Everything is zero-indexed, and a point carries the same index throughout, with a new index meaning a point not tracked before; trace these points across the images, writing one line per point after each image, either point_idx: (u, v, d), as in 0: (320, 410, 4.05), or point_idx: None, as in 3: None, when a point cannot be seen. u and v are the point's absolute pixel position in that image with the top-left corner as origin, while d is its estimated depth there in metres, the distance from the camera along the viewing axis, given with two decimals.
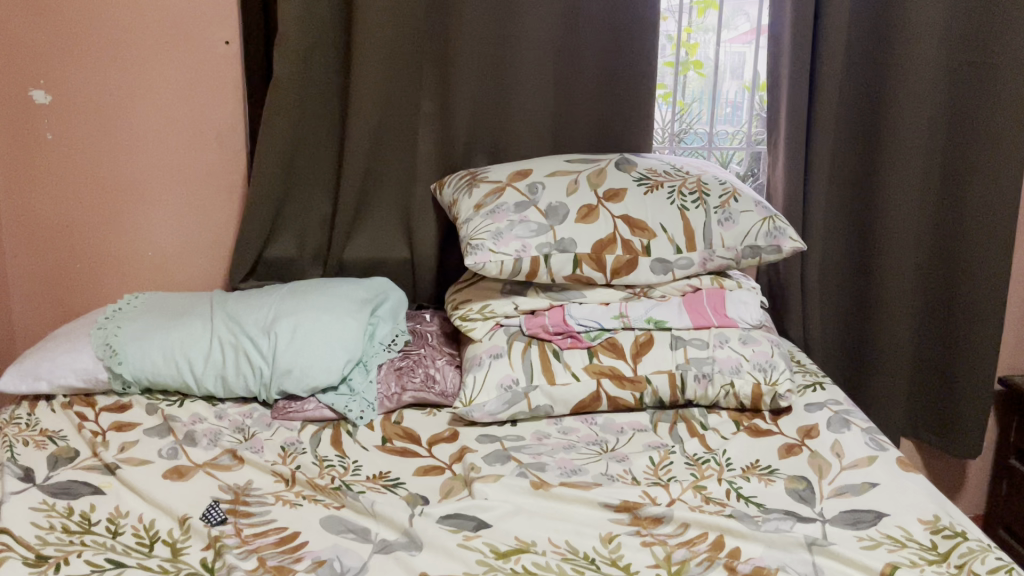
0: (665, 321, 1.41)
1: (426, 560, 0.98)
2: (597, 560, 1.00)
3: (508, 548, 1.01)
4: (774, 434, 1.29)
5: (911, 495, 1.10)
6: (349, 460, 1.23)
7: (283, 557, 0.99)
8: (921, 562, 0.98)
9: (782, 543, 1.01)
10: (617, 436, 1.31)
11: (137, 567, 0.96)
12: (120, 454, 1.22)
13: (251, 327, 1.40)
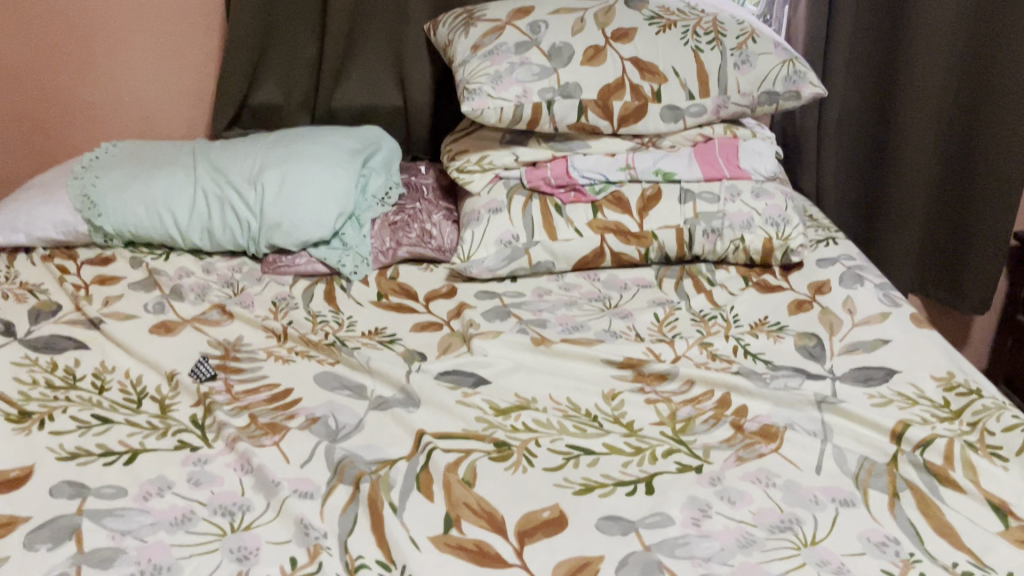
0: (675, 173, 1.33)
1: (424, 418, 0.96)
2: (600, 417, 0.97)
3: (508, 404, 0.99)
4: (784, 290, 1.24)
5: (924, 352, 1.07)
6: (342, 316, 1.19)
7: (275, 414, 0.96)
8: (933, 420, 0.95)
9: (791, 401, 0.98)
10: (620, 293, 1.26)
11: (125, 423, 0.93)
12: (105, 309, 1.17)
13: (236, 178, 1.33)
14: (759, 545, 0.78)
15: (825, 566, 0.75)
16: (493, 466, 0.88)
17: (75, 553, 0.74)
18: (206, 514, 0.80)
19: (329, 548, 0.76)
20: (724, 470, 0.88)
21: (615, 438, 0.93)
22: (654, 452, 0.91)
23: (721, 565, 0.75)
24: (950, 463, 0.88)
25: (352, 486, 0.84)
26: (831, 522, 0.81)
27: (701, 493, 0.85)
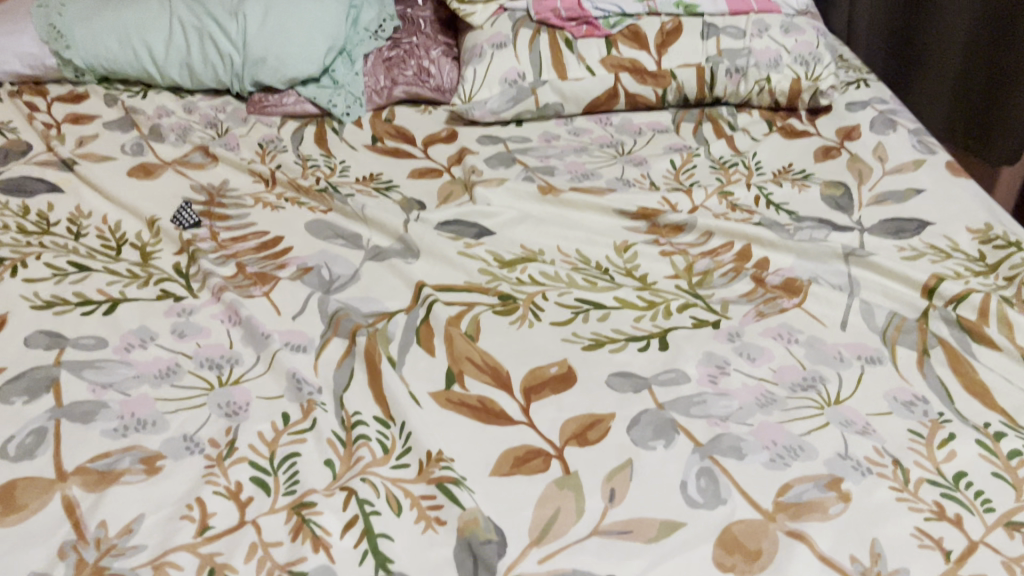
0: (697, 5, 1.21)
1: (423, 269, 0.89)
2: (611, 270, 0.91)
3: (512, 257, 0.92)
4: (811, 136, 1.15)
5: (960, 204, 1.00)
6: (335, 161, 1.11)
7: (265, 264, 0.89)
8: (967, 274, 0.89)
9: (818, 254, 0.91)
10: (634, 138, 1.17)
11: (103, 272, 0.87)
12: (79, 150, 1.09)
13: (215, 6, 1.21)
14: (780, 405, 0.73)
15: (850, 426, 0.71)
16: (498, 320, 0.82)
17: (54, 407, 0.70)
18: (192, 367, 0.75)
19: (323, 403, 0.71)
20: (743, 325, 0.83)
21: (628, 292, 0.87)
22: (668, 307, 0.85)
23: (739, 425, 0.71)
24: (984, 319, 0.82)
25: (347, 339, 0.79)
26: (856, 380, 0.76)
27: (719, 349, 0.79)
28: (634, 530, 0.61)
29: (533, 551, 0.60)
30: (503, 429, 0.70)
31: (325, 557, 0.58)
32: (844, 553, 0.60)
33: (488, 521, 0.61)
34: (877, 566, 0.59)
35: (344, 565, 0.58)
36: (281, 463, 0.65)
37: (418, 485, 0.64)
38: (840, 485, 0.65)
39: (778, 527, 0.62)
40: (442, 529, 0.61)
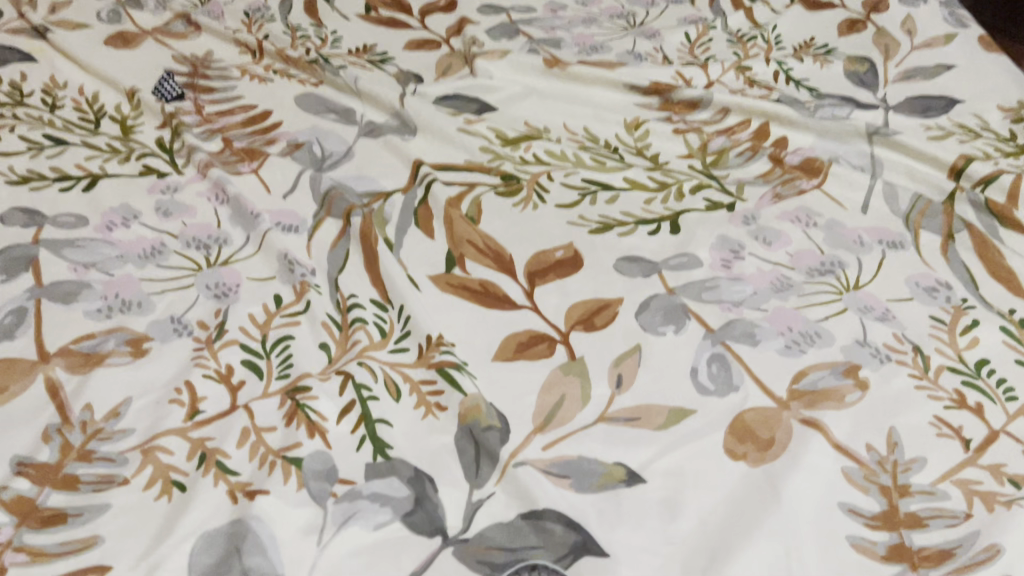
0: None
1: (421, 147, 0.84)
2: (620, 149, 0.86)
3: (516, 134, 0.87)
4: (835, 8, 1.07)
5: (992, 80, 0.94)
6: (325, 31, 1.03)
7: (253, 140, 0.84)
8: (997, 155, 0.84)
9: (838, 133, 0.87)
10: (647, 9, 1.09)
11: (82, 146, 0.82)
12: (53, 17, 1.01)
13: None
14: (797, 290, 0.70)
15: (869, 312, 0.68)
16: (500, 202, 0.78)
17: (34, 286, 0.66)
18: (178, 247, 0.71)
19: (317, 286, 0.68)
20: (760, 208, 0.78)
21: (638, 172, 0.82)
22: (681, 188, 0.81)
23: (753, 311, 0.68)
24: (1013, 202, 0.79)
25: (341, 220, 0.75)
26: (877, 265, 0.72)
27: (733, 232, 0.75)
28: (641, 418, 0.59)
29: (537, 437, 0.57)
30: (506, 314, 0.67)
31: (321, 442, 0.56)
32: (861, 441, 0.57)
33: (491, 407, 0.59)
34: (895, 455, 0.57)
35: (340, 450, 0.55)
36: (274, 347, 0.62)
37: (417, 370, 0.61)
38: (858, 373, 0.62)
39: (792, 414, 0.59)
40: (443, 415, 0.58)
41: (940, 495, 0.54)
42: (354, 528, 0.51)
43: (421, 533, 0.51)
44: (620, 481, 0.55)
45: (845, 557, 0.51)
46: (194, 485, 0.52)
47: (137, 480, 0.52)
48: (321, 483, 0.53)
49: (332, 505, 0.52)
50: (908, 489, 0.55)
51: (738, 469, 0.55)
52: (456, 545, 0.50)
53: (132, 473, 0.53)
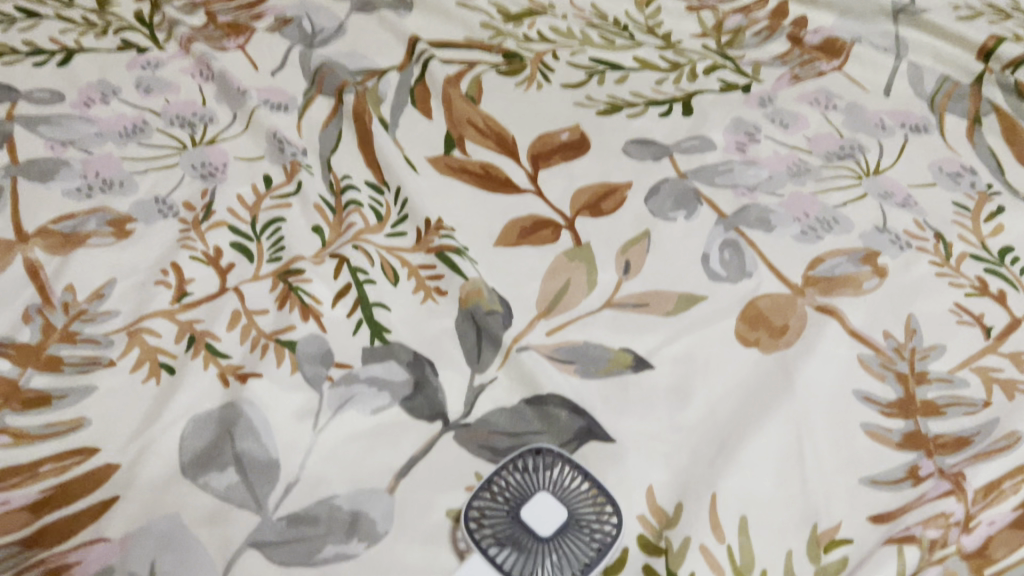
0: None
1: (419, 24, 0.79)
2: (630, 27, 0.81)
3: (519, 10, 0.82)
4: None
5: None
6: None
7: (240, 14, 0.80)
8: None
9: (862, 11, 0.80)
10: None
11: (55, 19, 0.76)
12: None
13: None
14: (814, 175, 0.66)
15: (890, 198, 0.64)
16: (502, 82, 0.74)
17: (9, 164, 0.62)
18: (161, 125, 0.67)
19: (308, 166, 0.64)
20: (777, 90, 0.74)
21: (649, 51, 0.78)
22: (694, 69, 0.76)
23: (768, 196, 0.64)
24: None
25: (333, 99, 0.70)
26: (899, 149, 0.69)
27: (749, 115, 0.71)
28: (649, 304, 0.56)
29: (540, 323, 0.55)
30: (507, 197, 0.63)
31: (316, 326, 0.53)
32: (878, 329, 0.55)
33: (493, 292, 0.56)
34: (913, 343, 0.54)
35: (336, 334, 0.53)
36: (264, 229, 0.59)
37: (416, 254, 0.58)
38: (876, 259, 0.60)
39: (807, 301, 0.56)
40: (442, 300, 0.55)
41: (959, 383, 0.52)
42: (351, 412, 0.49)
43: (421, 418, 0.49)
44: (626, 366, 0.52)
45: (859, 443, 0.49)
46: (183, 368, 0.50)
47: (124, 362, 0.50)
48: (315, 366, 0.51)
49: (328, 389, 0.50)
50: (925, 376, 0.52)
51: (749, 355, 0.53)
52: (456, 430, 0.49)
53: (118, 356, 0.50)
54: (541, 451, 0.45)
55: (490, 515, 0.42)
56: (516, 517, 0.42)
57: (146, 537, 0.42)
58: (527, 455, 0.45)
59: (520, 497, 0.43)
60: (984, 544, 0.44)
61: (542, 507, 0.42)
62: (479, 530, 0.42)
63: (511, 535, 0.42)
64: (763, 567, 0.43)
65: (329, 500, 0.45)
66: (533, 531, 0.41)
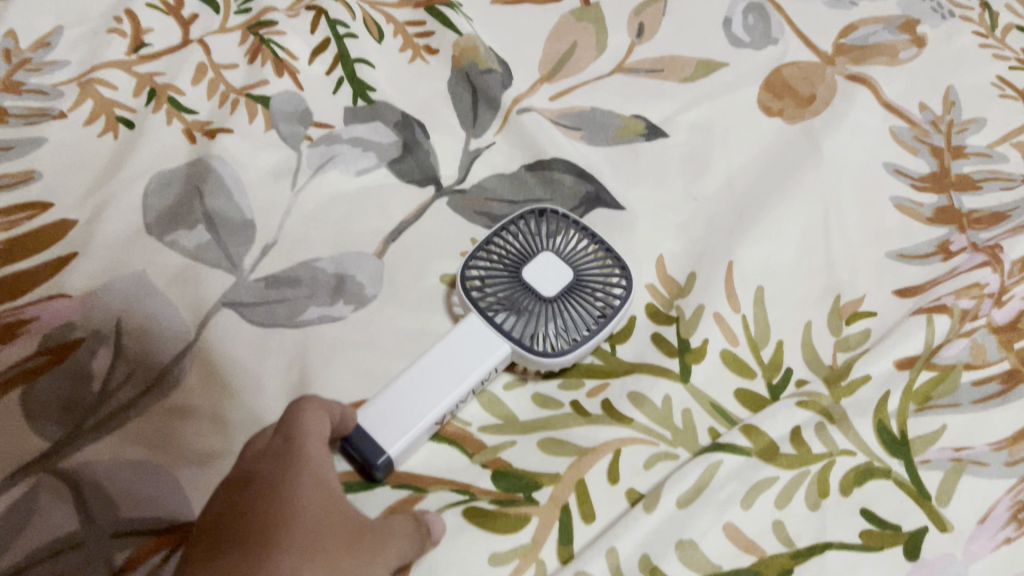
0: None
1: None
2: None
3: None
4: None
5: None
6: None
7: None
8: None
9: None
10: None
11: None
12: None
13: None
14: None
15: None
16: None
17: None
18: None
19: None
20: None
21: None
22: None
23: None
24: None
25: None
26: None
27: None
28: (665, 70, 0.50)
29: (543, 87, 0.49)
30: None
31: (291, 83, 0.47)
32: (913, 101, 0.50)
33: (491, 51, 0.50)
34: (951, 115, 0.49)
35: (314, 92, 0.47)
36: None
37: (400, 10, 0.51)
38: (915, 28, 0.53)
39: (837, 72, 0.51)
40: (433, 60, 0.49)
41: (997, 159, 0.47)
42: (333, 173, 0.44)
43: (412, 182, 0.45)
44: (638, 134, 0.47)
45: (888, 218, 0.45)
46: (143, 123, 0.44)
47: (76, 115, 0.44)
48: (291, 124, 0.46)
49: (307, 149, 0.45)
50: (962, 151, 0.48)
51: (772, 125, 0.48)
52: (451, 197, 0.45)
53: (69, 108, 0.44)
54: (545, 213, 0.42)
55: (489, 274, 0.40)
56: (517, 280, 0.40)
57: (109, 295, 0.38)
58: (530, 217, 0.41)
59: (522, 260, 0.40)
60: (1016, 318, 0.40)
61: (543, 272, 0.40)
62: (477, 289, 0.39)
63: (511, 296, 0.39)
64: (780, 338, 0.41)
65: (311, 263, 0.41)
66: (533, 294, 0.39)
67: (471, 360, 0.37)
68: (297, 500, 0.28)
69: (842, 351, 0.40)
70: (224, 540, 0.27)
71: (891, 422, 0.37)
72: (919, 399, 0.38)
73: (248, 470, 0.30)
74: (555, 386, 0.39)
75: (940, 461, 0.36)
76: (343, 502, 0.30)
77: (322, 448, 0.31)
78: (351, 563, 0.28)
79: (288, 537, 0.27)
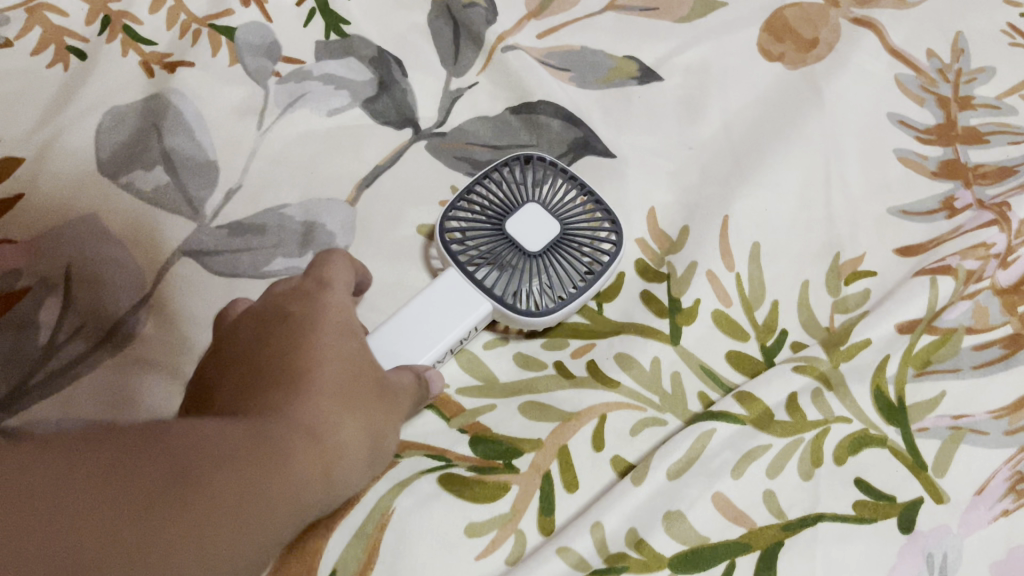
0: None
1: None
2: None
3: None
4: None
5: None
6: None
7: None
8: None
9: None
10: None
11: None
12: None
13: None
14: None
15: None
16: None
17: None
18: None
19: None
20: None
21: None
22: None
23: None
24: None
25: None
26: None
27: None
28: (660, 8, 0.47)
29: (530, 24, 0.45)
30: None
31: (258, 14, 0.43)
32: (921, 47, 0.46)
33: None
34: (959, 64, 0.46)
35: (282, 24, 0.43)
36: None
37: None
38: None
39: (842, 14, 0.47)
40: None
41: (1007, 111, 0.44)
42: (302, 111, 0.41)
43: (388, 124, 0.42)
44: (631, 76, 0.44)
45: (891, 171, 0.42)
46: (96, 54, 0.41)
47: (23, 43, 0.40)
48: (257, 58, 0.42)
49: (274, 86, 0.42)
50: (969, 102, 0.45)
51: (772, 71, 0.45)
52: (429, 139, 0.42)
53: (15, 36, 0.40)
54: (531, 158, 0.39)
55: (470, 224, 0.37)
56: (499, 229, 0.37)
57: (58, 240, 0.35)
58: (515, 164, 0.39)
59: (505, 209, 0.37)
60: (1022, 279, 0.38)
61: (528, 223, 0.37)
62: (456, 240, 0.36)
63: (493, 248, 0.36)
64: (775, 298, 0.38)
65: (278, 210, 0.39)
66: (517, 246, 0.37)
67: (451, 317, 0.34)
68: (325, 344, 0.28)
69: (840, 313, 0.38)
70: (259, 367, 0.27)
71: (889, 388, 0.36)
72: (918, 363, 0.36)
73: (282, 304, 0.30)
74: (539, 345, 0.37)
75: (938, 429, 0.35)
76: (366, 346, 0.30)
77: (346, 299, 0.31)
78: (378, 406, 0.29)
79: (326, 374, 0.27)
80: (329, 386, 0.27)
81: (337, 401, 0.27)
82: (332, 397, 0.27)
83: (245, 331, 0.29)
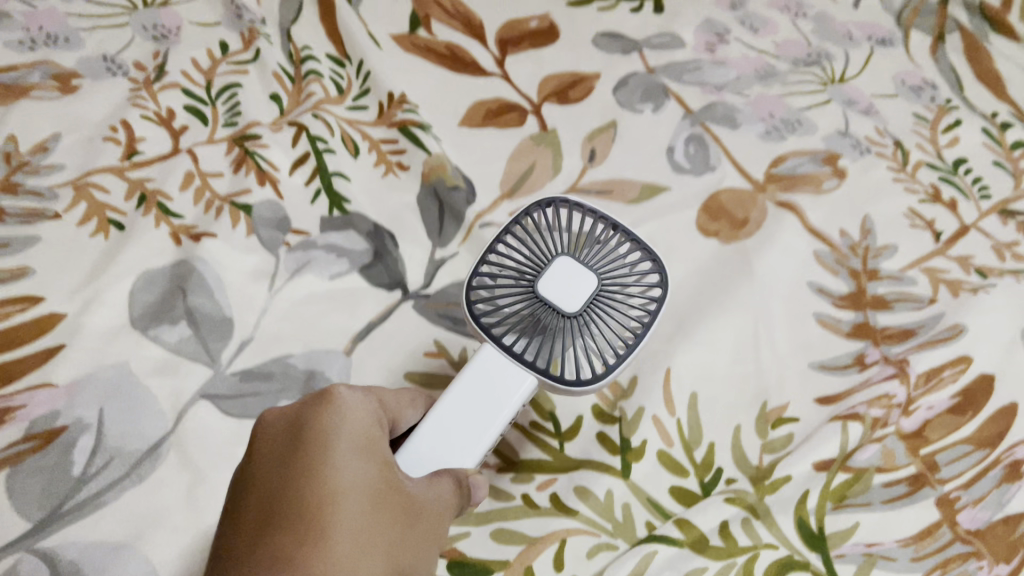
0: None
1: None
2: None
3: None
4: None
5: None
6: None
7: None
8: None
9: None
10: None
11: None
12: None
13: None
14: (781, 79, 0.62)
15: (853, 106, 0.61)
16: None
17: None
18: None
19: (268, 35, 0.58)
20: None
21: None
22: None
23: (735, 96, 0.61)
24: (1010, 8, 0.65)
25: None
26: (865, 60, 0.64)
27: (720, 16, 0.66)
28: (613, 192, 0.55)
29: (504, 204, 0.54)
30: (471, 80, 0.59)
31: (272, 192, 0.51)
32: (835, 227, 0.55)
33: (457, 169, 0.55)
34: (868, 241, 0.54)
35: (293, 202, 0.51)
36: (218, 94, 0.55)
37: (377, 129, 0.56)
38: (837, 161, 0.58)
39: (768, 198, 0.56)
40: (404, 174, 0.54)
41: (907, 281, 0.52)
42: (308, 276, 0.48)
43: (381, 286, 0.49)
44: None
45: (812, 330, 0.49)
46: (133, 225, 0.48)
47: (70, 216, 0.47)
48: (271, 230, 0.50)
49: (284, 254, 0.49)
50: (877, 274, 0.53)
51: (709, 246, 0.53)
52: (416, 299, 0.49)
53: (64, 209, 0.48)
54: (551, 224, 0.45)
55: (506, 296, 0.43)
56: (531, 295, 0.43)
57: (92, 384, 0.41)
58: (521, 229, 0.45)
59: (535, 272, 0.43)
60: (922, 426, 0.44)
61: (554, 280, 0.43)
62: (496, 314, 0.42)
63: (532, 312, 0.42)
64: (711, 440, 0.45)
65: (284, 359, 0.45)
66: (555, 307, 0.42)
67: (475, 430, 0.39)
68: (340, 480, 0.31)
69: (768, 453, 0.44)
70: (278, 510, 0.31)
71: (810, 519, 0.41)
72: (835, 497, 0.42)
73: (298, 426, 0.33)
74: (526, 525, 0.41)
75: (853, 555, 0.40)
76: (387, 467, 0.33)
77: (359, 420, 0.34)
78: (398, 532, 0.32)
79: (340, 510, 0.30)
80: (343, 519, 0.30)
81: (355, 540, 0.30)
82: (347, 535, 0.30)
83: (266, 469, 0.32)
